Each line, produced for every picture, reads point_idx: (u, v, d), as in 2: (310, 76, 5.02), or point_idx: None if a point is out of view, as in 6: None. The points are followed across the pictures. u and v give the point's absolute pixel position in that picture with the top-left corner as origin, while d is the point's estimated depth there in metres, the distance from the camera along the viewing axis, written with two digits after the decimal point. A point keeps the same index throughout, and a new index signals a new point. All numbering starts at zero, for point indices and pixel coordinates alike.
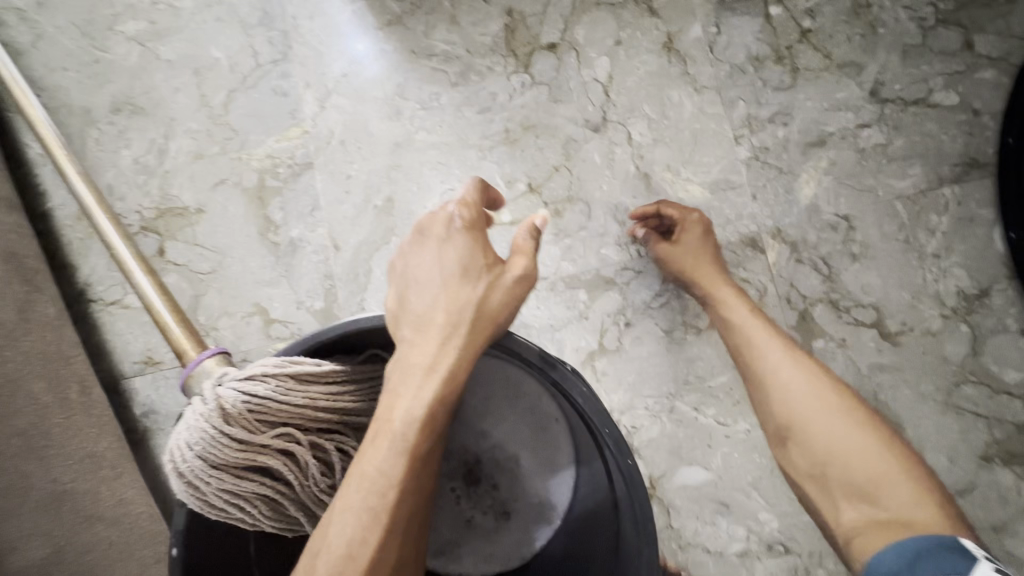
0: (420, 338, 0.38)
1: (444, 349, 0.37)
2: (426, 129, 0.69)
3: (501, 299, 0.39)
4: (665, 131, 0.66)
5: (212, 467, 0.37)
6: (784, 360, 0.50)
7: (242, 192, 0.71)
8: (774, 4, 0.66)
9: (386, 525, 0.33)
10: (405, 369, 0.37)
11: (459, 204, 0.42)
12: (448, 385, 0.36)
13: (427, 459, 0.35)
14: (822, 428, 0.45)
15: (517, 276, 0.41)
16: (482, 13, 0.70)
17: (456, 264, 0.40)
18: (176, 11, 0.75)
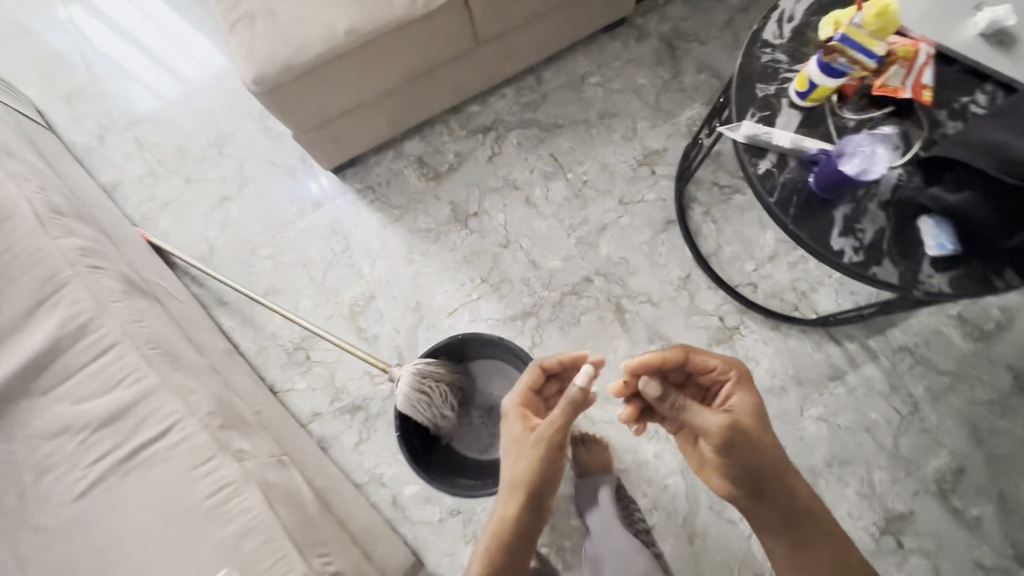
0: (506, 472, 0.94)
1: (508, 490, 0.92)
2: (427, 265, 1.43)
3: (528, 456, 0.90)
4: (536, 239, 1.42)
5: (410, 395, 1.01)
6: (810, 504, 0.91)
7: (343, 317, 1.41)
8: (568, 173, 1.46)
9: (489, 550, 0.91)
10: (505, 485, 0.93)
11: (511, 399, 1.01)
12: (516, 496, 0.91)
13: (509, 524, 0.91)
14: (790, 551, 0.90)
15: (537, 438, 0.91)
16: (440, 207, 1.47)
17: (515, 434, 0.96)
18: (286, 237, 1.49)
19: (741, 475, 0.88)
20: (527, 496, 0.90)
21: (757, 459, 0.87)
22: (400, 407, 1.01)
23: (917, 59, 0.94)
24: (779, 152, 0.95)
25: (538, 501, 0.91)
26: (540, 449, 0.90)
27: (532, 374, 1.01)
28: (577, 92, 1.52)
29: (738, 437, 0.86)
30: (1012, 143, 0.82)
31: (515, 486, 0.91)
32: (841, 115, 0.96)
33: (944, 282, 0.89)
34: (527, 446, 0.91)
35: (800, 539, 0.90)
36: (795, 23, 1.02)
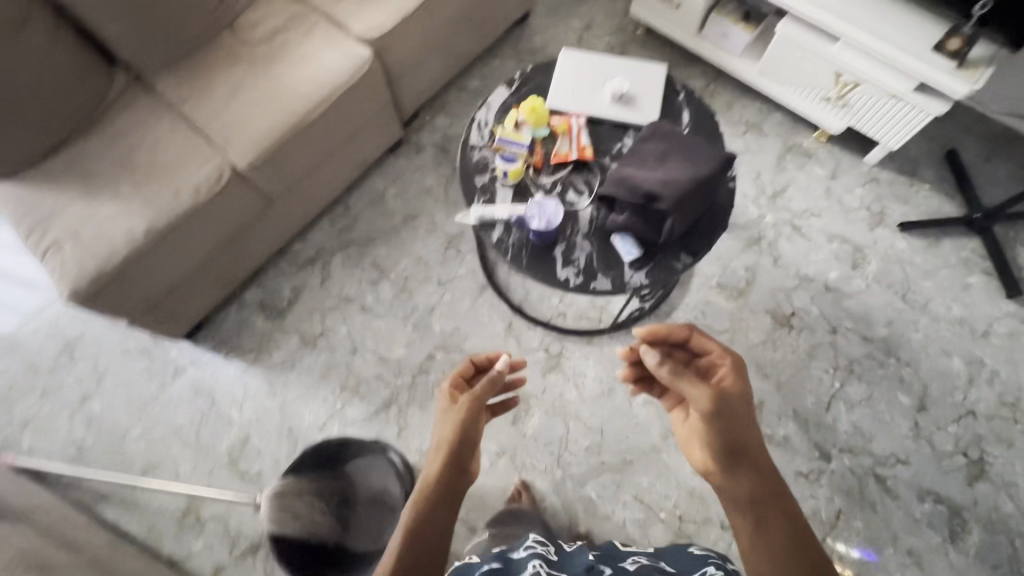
0: (433, 437, 0.84)
1: (432, 453, 0.81)
2: (290, 392, 1.58)
3: (455, 418, 0.85)
4: (379, 338, 1.63)
5: (272, 513, 1.14)
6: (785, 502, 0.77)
7: (223, 467, 1.51)
8: (391, 273, 1.71)
9: (407, 512, 0.73)
10: (430, 451, 0.82)
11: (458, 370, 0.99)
12: (444, 454, 0.80)
13: (432, 485, 0.76)
14: (757, 542, 0.73)
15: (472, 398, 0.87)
16: (289, 338, 1.65)
17: (446, 406, 0.90)
18: (152, 413, 1.58)
19: (721, 442, 0.82)
20: (451, 453, 0.80)
21: (741, 433, 0.83)
22: (269, 526, 1.14)
23: (574, 130, 1.30)
24: (505, 221, 1.25)
25: (462, 462, 0.80)
26: (468, 411, 0.85)
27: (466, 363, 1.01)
28: (380, 207, 1.81)
29: (722, 401, 0.85)
30: (633, 173, 1.15)
31: (441, 448, 0.81)
32: (539, 180, 1.28)
33: (642, 275, 1.18)
34: (460, 409, 0.86)
35: (773, 530, 0.74)
36: (490, 125, 1.36)
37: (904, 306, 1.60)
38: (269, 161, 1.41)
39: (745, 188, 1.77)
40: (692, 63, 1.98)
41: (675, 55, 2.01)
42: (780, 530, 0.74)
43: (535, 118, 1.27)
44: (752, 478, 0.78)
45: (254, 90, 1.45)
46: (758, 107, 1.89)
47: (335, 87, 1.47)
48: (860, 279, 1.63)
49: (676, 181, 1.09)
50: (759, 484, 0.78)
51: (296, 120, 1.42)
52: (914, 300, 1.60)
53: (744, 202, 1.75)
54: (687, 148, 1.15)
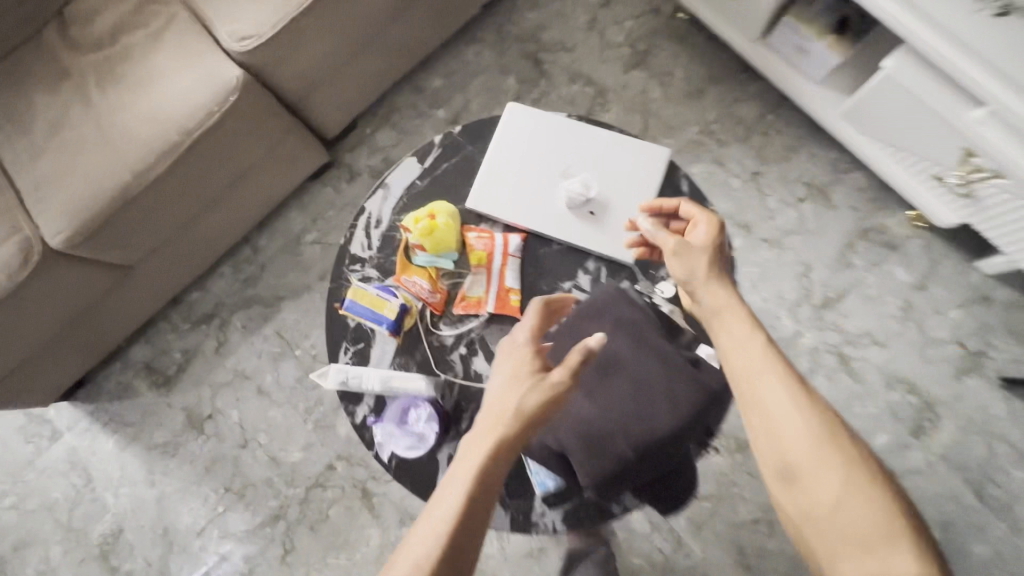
0: (483, 417, 0.60)
1: (480, 442, 0.57)
2: (169, 483, 1.35)
3: (526, 404, 0.59)
4: (273, 433, 1.34)
5: None
6: (794, 390, 0.59)
7: (94, 558, 1.34)
8: (297, 348, 1.37)
9: (443, 525, 0.51)
10: (473, 437, 0.58)
11: (529, 327, 0.66)
12: (494, 448, 0.56)
13: (480, 485, 0.54)
14: (828, 477, 0.54)
15: (553, 383, 0.60)
16: (173, 415, 1.38)
17: (509, 371, 0.63)
18: (25, 481, 1.39)
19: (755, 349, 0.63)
20: (502, 448, 0.56)
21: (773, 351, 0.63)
22: None
23: (496, 261, 0.85)
24: (376, 394, 0.84)
25: (508, 460, 0.57)
26: (551, 400, 0.59)
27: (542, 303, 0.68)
28: (295, 255, 1.42)
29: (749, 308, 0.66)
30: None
31: (495, 435, 0.57)
32: (437, 331, 0.85)
33: (558, 518, 0.78)
34: (527, 395, 0.59)
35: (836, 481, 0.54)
36: (383, 226, 0.90)
37: (976, 502, 1.12)
38: (98, 236, 1.03)
39: (784, 288, 1.24)
40: (747, 79, 1.37)
41: (724, 62, 1.39)
42: (840, 464, 0.55)
43: (434, 244, 0.83)
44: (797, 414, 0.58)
45: (79, 126, 1.03)
46: (831, 160, 1.29)
47: (186, 129, 1.01)
48: (920, 453, 1.15)
49: (609, 444, 0.65)
50: (811, 426, 0.57)
51: (129, 179, 1.01)
52: (992, 496, 1.12)
53: (777, 310, 1.23)
54: (654, 364, 0.68)
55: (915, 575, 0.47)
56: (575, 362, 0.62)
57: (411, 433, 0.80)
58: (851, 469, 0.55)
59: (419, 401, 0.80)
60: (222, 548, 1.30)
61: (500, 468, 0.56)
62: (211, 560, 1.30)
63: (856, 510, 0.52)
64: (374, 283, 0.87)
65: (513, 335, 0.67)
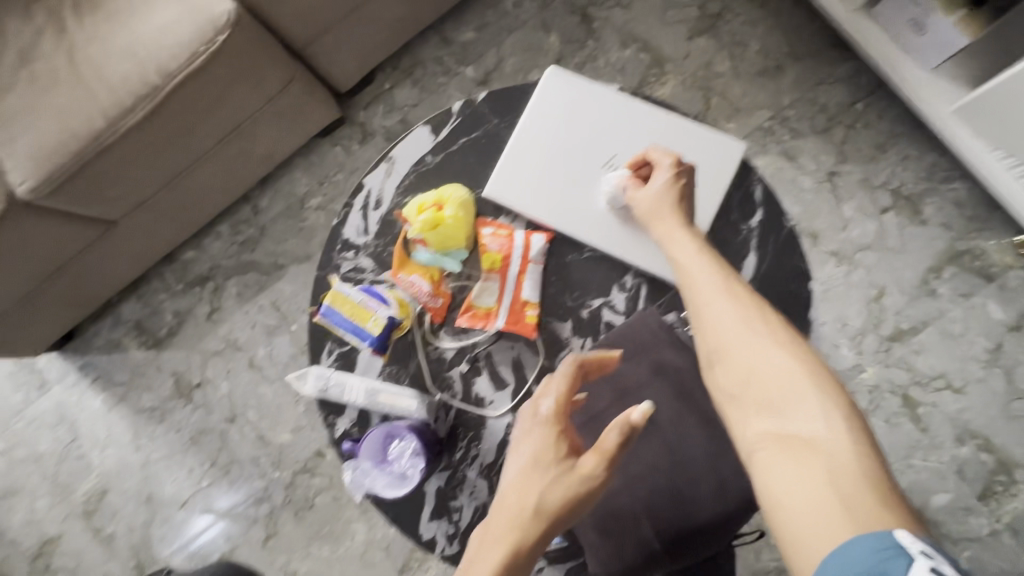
0: (498, 511, 0.51)
1: (493, 550, 0.48)
2: (154, 449, 1.29)
3: (551, 506, 0.50)
4: (263, 410, 1.25)
5: None
6: (726, 290, 0.55)
7: (78, 515, 1.30)
8: (293, 323, 1.27)
9: None
10: (487, 537, 0.50)
11: (555, 394, 0.55)
12: (508, 562, 0.48)
13: None
14: (744, 345, 0.51)
15: (583, 478, 0.50)
16: (162, 380, 1.30)
17: (532, 456, 0.53)
18: (13, 430, 1.35)
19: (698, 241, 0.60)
20: (518, 562, 0.48)
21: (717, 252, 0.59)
22: None
23: (512, 265, 0.70)
24: (359, 407, 0.71)
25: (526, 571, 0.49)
26: (579, 502, 0.50)
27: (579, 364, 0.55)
28: (297, 220, 1.29)
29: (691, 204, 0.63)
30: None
31: (510, 542, 0.49)
32: (436, 342, 0.72)
33: None
34: (549, 494, 0.50)
35: (756, 346, 0.50)
36: (383, 207, 0.75)
37: None
38: (69, 189, 0.92)
39: (848, 313, 1.06)
40: (835, 58, 1.14)
41: (810, 35, 1.16)
42: (761, 329, 0.51)
43: (440, 239, 0.69)
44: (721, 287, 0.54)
45: (54, 62, 0.91)
46: (925, 166, 1.08)
47: (165, 71, 0.88)
48: (983, 520, 0.98)
49: (631, 530, 0.55)
50: (736, 304, 0.54)
51: (101, 125, 0.89)
52: None
53: (836, 338, 1.06)
54: (696, 426, 0.58)
55: (832, 444, 0.42)
56: (610, 451, 0.51)
57: (386, 462, 0.67)
58: (773, 334, 0.51)
59: (408, 426, 0.67)
60: (204, 524, 1.24)
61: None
62: (192, 533, 1.25)
63: (774, 369, 0.48)
64: (368, 279, 0.74)
65: (539, 397, 0.56)
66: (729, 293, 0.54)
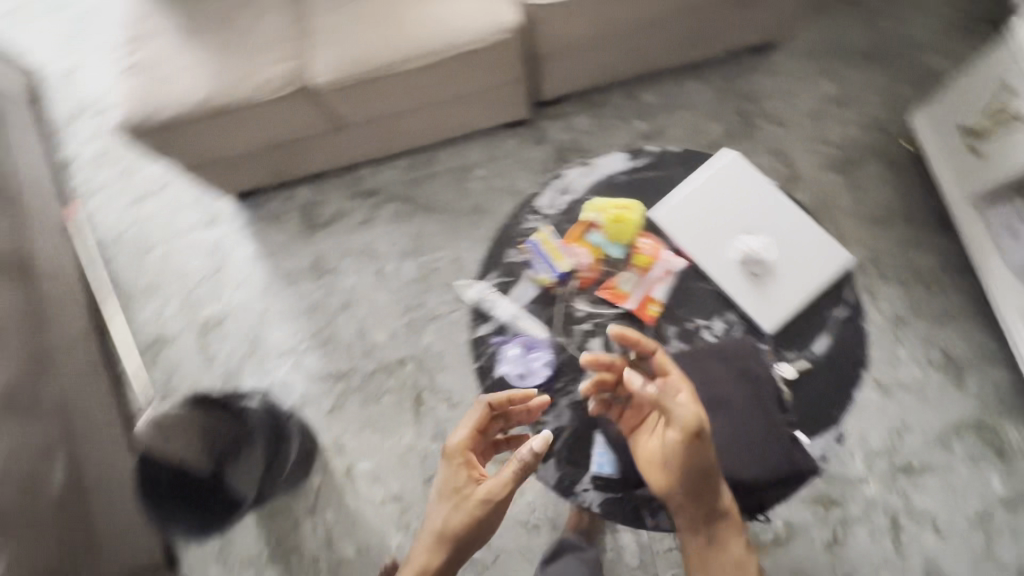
0: (431, 523, 0.81)
1: (423, 550, 0.79)
2: (276, 304, 1.56)
3: (456, 518, 0.79)
4: (373, 310, 1.51)
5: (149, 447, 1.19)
6: (732, 543, 0.80)
7: (196, 328, 1.59)
8: (423, 255, 1.53)
9: None
10: (423, 544, 0.80)
11: (463, 436, 0.83)
12: (430, 561, 0.78)
13: None
14: None
15: (476, 502, 0.79)
16: (305, 255, 1.59)
17: (449, 488, 0.82)
18: (177, 245, 1.67)
19: (694, 472, 0.74)
20: (440, 558, 0.78)
21: (710, 472, 0.74)
22: None
23: (654, 271, 0.94)
24: (504, 321, 0.98)
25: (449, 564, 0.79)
26: (474, 517, 0.78)
27: (479, 419, 0.82)
28: (460, 180, 1.58)
29: (694, 442, 0.73)
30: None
31: (433, 549, 0.78)
32: (572, 301, 0.96)
33: (597, 499, 0.88)
34: (454, 518, 0.78)
35: (724, 536, 0.80)
36: (572, 195, 1.01)
37: None
38: (346, 91, 1.24)
39: (872, 433, 1.24)
40: (937, 232, 1.36)
41: (924, 207, 1.38)
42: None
43: (614, 232, 0.96)
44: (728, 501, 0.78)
45: (377, 6, 1.25)
46: (981, 346, 1.27)
47: (452, 43, 1.20)
48: None
49: None
50: (735, 550, 0.79)
51: (393, 60, 1.20)
52: None
53: (854, 449, 1.23)
54: (757, 416, 0.81)
55: None
56: (495, 482, 0.79)
57: (523, 363, 0.94)
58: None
59: (541, 369, 0.93)
60: (288, 377, 1.49)
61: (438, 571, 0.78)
62: (275, 380, 1.50)
63: (729, 563, 0.79)
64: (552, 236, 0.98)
65: (456, 441, 0.84)
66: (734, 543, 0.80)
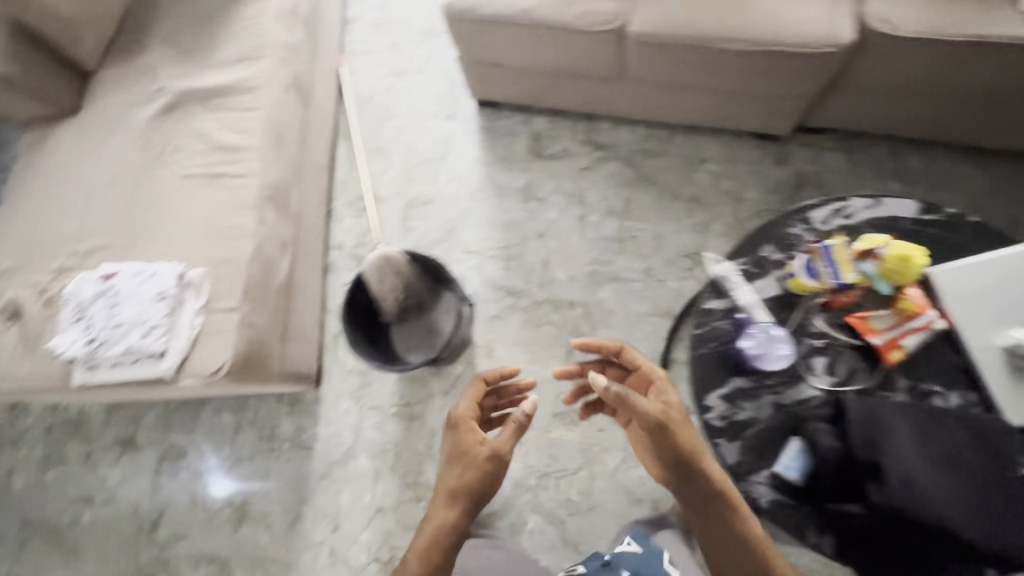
0: (445, 481, 1.05)
1: (444, 502, 1.02)
2: (479, 208, 1.69)
3: (469, 470, 1.03)
4: (563, 249, 1.59)
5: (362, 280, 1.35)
6: (734, 521, 0.87)
7: (403, 200, 1.75)
8: (628, 220, 1.59)
9: (426, 550, 0.99)
10: (443, 499, 1.03)
11: (464, 407, 1.14)
12: (450, 507, 1.01)
13: (447, 530, 1.00)
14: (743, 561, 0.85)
15: (484, 456, 1.04)
16: (520, 177, 1.70)
17: (457, 452, 1.07)
18: (413, 123, 1.83)
19: (679, 460, 0.88)
20: (457, 504, 1.01)
21: (692, 454, 0.88)
22: (166, 357, 1.18)
23: (915, 321, 0.94)
24: (741, 303, 1.02)
25: (468, 508, 1.01)
26: (485, 467, 1.02)
27: (471, 394, 1.15)
28: (689, 167, 1.61)
29: (664, 430, 0.88)
30: (893, 445, 0.84)
31: (451, 500, 1.02)
32: (812, 314, 0.99)
33: (767, 495, 0.92)
34: (467, 471, 1.03)
35: (726, 517, 0.87)
36: (849, 221, 1.04)
37: None
38: (654, 48, 1.31)
39: None
40: None
41: None
42: (752, 550, 0.85)
43: (893, 270, 0.94)
44: (719, 480, 0.87)
45: None
46: None
47: (775, 41, 1.24)
48: None
49: (923, 502, 0.80)
50: (740, 529, 0.86)
51: (714, 37, 1.26)
52: None
53: None
54: (997, 491, 0.81)
55: None
56: (500, 439, 1.05)
57: (757, 351, 0.97)
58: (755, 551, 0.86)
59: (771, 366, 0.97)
60: (467, 273, 1.62)
61: (459, 513, 1.01)
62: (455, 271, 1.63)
63: (735, 538, 0.86)
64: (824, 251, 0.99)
65: (458, 414, 1.13)
66: (738, 521, 0.87)
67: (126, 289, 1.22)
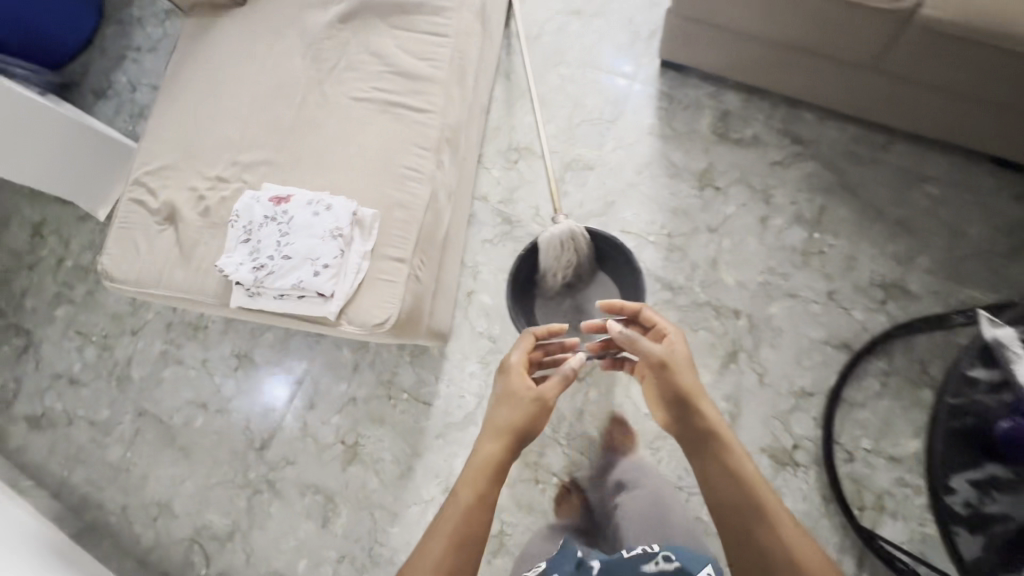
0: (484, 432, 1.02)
1: (483, 446, 0.99)
2: (646, 185, 1.52)
3: (508, 410, 1.02)
4: (737, 250, 1.43)
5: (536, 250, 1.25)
6: (738, 460, 0.90)
7: (560, 159, 1.58)
8: (818, 233, 1.41)
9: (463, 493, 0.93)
10: (478, 448, 0.99)
11: (519, 355, 1.11)
12: (492, 451, 0.97)
13: (486, 473, 0.95)
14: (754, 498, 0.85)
15: (519, 395, 1.04)
16: (699, 159, 1.51)
17: (496, 399, 1.07)
18: (582, 74, 1.64)
19: (677, 396, 0.98)
20: (502, 446, 0.98)
21: (686, 389, 0.97)
22: (333, 297, 1.10)
23: None
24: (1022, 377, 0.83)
25: (509, 451, 0.98)
26: (525, 405, 1.02)
27: (528, 339, 1.11)
28: (902, 184, 1.41)
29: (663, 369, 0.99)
30: None
31: (489, 444, 0.99)
32: None
33: None
34: (498, 411, 1.03)
35: (733, 456, 0.90)
36: None
37: None
38: (946, 35, 1.07)
39: None
40: None
41: None
42: (760, 489, 0.86)
43: None
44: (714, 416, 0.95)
45: None
46: None
47: None
48: None
49: None
50: (746, 468, 0.89)
51: None
52: None
53: None
54: None
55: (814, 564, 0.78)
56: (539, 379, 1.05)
57: None
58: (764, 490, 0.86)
59: None
60: None
61: (499, 456, 0.97)
62: None
63: (745, 475, 0.88)
64: None
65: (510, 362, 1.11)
66: (744, 461, 0.89)
67: (299, 219, 1.15)
